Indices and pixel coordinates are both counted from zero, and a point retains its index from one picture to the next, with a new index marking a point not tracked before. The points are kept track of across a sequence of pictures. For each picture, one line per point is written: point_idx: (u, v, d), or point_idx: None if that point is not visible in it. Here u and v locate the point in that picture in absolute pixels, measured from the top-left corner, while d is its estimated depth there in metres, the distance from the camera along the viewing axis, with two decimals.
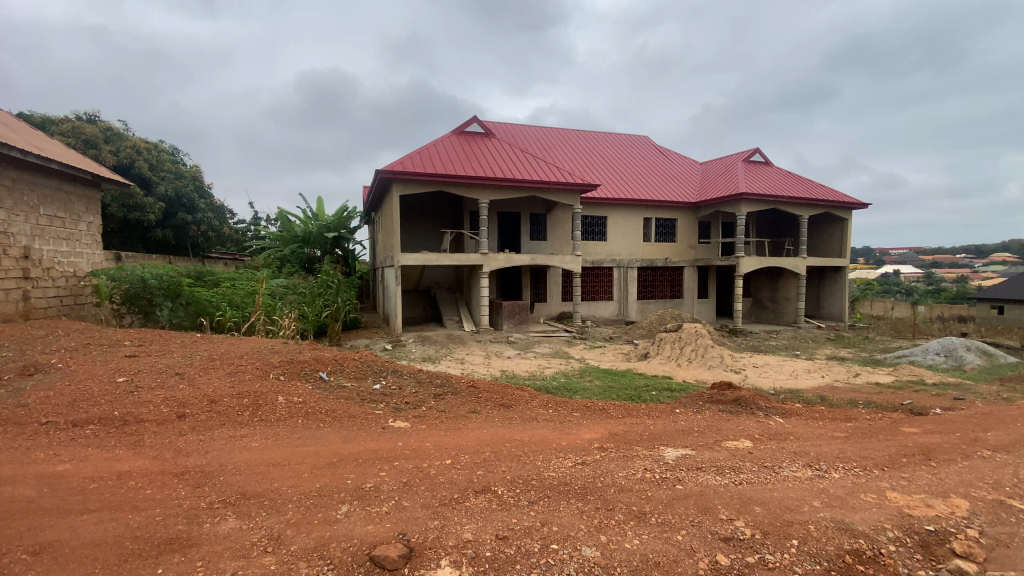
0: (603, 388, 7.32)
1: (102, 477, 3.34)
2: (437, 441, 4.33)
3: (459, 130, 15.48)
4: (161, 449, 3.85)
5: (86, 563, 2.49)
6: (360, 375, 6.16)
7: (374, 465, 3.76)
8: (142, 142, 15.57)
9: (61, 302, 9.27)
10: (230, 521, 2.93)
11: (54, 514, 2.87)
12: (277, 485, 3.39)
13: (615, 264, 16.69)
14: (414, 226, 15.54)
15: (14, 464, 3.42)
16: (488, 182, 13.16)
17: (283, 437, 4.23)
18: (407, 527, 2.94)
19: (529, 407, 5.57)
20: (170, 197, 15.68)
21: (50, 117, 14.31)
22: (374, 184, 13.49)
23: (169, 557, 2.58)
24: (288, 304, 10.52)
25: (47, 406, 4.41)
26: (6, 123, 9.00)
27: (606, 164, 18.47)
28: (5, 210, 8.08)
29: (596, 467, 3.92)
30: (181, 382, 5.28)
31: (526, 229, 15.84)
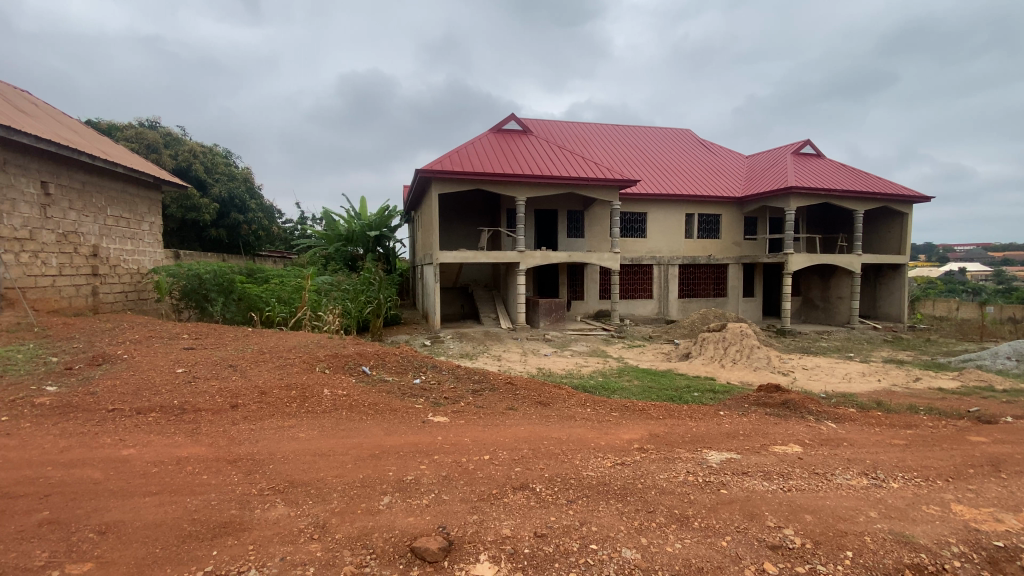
0: (642, 387, 7.19)
1: (163, 462, 3.55)
2: (475, 437, 4.36)
3: (496, 129, 15.53)
4: (216, 437, 4.06)
5: (148, 542, 2.66)
6: (401, 370, 6.29)
7: (415, 458, 3.83)
8: (199, 146, 16.42)
9: (127, 297, 9.95)
10: (280, 508, 3.06)
11: (120, 496, 3.08)
12: (323, 474, 3.51)
13: (655, 261, 16.33)
14: (453, 224, 15.73)
15: (83, 448, 3.68)
16: (526, 179, 13.11)
17: (329, 428, 4.38)
18: (447, 521, 2.98)
19: (567, 405, 5.52)
20: (224, 198, 16.50)
21: (117, 125, 15.34)
22: (415, 184, 13.76)
23: (223, 540, 2.71)
24: (333, 300, 10.84)
25: (114, 394, 4.74)
26: (77, 131, 9.72)
27: (646, 159, 18.12)
28: (76, 211, 8.71)
29: (637, 468, 3.85)
30: (234, 374, 5.55)
31: (564, 226, 15.73)
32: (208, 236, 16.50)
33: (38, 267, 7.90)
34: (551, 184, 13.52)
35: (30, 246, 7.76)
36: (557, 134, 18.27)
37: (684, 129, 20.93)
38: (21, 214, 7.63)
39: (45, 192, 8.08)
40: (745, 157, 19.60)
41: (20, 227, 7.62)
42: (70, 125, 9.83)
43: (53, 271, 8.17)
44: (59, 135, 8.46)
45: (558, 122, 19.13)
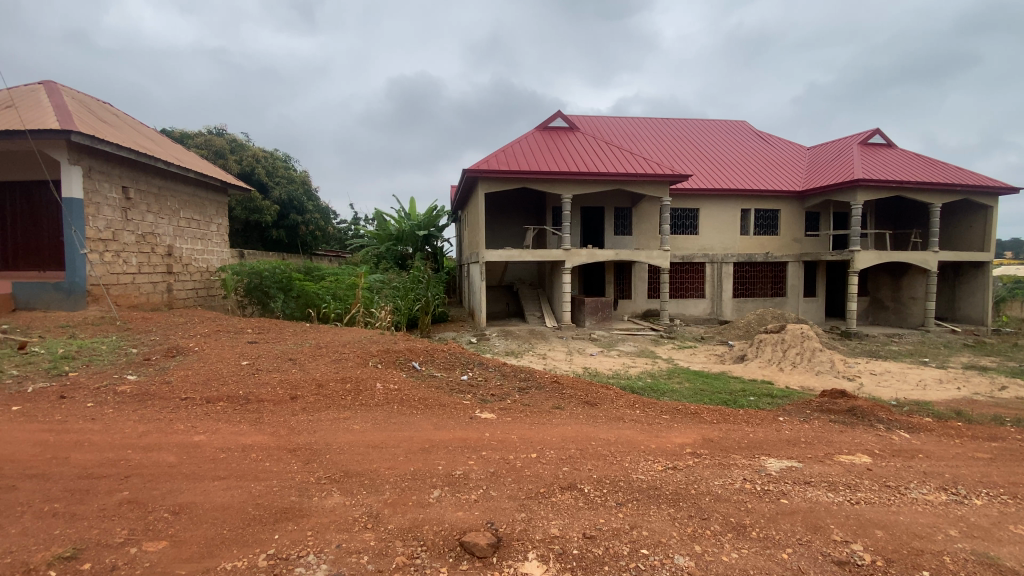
0: (693, 390, 6.96)
1: (230, 448, 3.77)
2: (522, 434, 4.36)
3: (543, 126, 15.47)
4: (277, 426, 4.28)
5: (217, 524, 2.83)
6: (449, 366, 6.39)
7: (463, 453, 3.87)
8: (262, 151, 17.33)
9: (198, 293, 10.69)
10: (336, 497, 3.17)
11: (193, 479, 3.30)
12: (376, 466, 3.61)
13: (707, 259, 15.77)
14: (499, 223, 15.82)
15: (160, 433, 3.98)
16: (573, 176, 12.98)
17: (381, 421, 4.51)
18: (495, 517, 3.00)
19: (615, 406, 5.42)
20: (284, 201, 17.36)
21: (189, 134, 16.49)
22: (462, 184, 13.94)
23: (284, 525, 2.85)
24: (385, 297, 11.15)
25: (186, 383, 5.09)
26: (154, 140, 10.51)
27: (698, 153, 17.51)
28: (153, 214, 9.41)
29: (689, 473, 3.72)
30: (293, 367, 5.83)
31: (611, 223, 15.47)
32: (270, 236, 17.45)
33: (119, 265, 8.56)
34: (598, 181, 13.32)
35: (113, 246, 8.43)
36: (605, 130, 17.99)
37: (740, 121, 20.06)
38: (105, 217, 8.29)
39: (125, 196, 8.75)
40: (806, 149, 18.55)
41: (105, 228, 8.27)
42: (148, 134, 10.63)
43: (132, 269, 8.85)
44: (138, 144, 9.18)
45: (606, 118, 18.84)
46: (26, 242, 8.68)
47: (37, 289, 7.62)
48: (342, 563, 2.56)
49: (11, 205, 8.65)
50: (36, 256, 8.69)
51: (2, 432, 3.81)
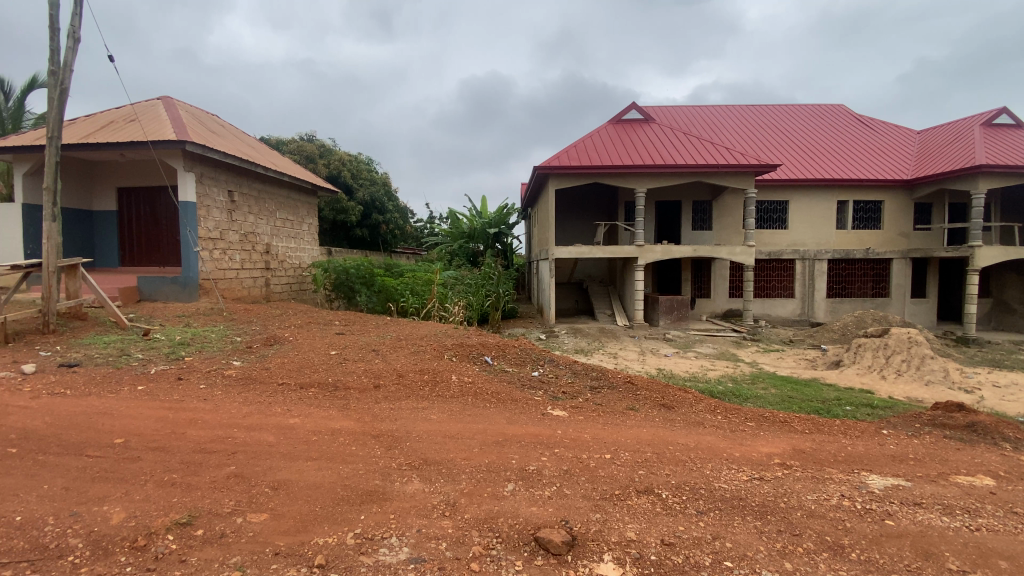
0: (780, 397, 6.50)
1: (321, 432, 4.06)
2: (595, 434, 4.30)
3: (616, 119, 15.08)
4: (363, 413, 4.55)
5: (310, 501, 3.06)
6: (520, 362, 6.44)
7: (536, 449, 3.89)
8: (347, 155, 18.41)
9: (291, 287, 11.65)
10: (415, 483, 3.31)
11: (289, 458, 3.59)
12: (452, 456, 3.72)
13: (796, 256, 14.63)
14: (569, 219, 15.70)
15: (262, 415, 4.37)
16: (648, 170, 12.57)
17: (457, 412, 4.64)
18: (569, 515, 2.98)
19: (694, 410, 5.18)
20: (367, 201, 18.38)
21: (284, 141, 17.89)
22: (533, 181, 13.97)
23: (369, 507, 3.02)
24: (458, 293, 11.46)
25: (282, 369, 5.56)
26: (255, 147, 11.52)
27: (786, 141, 16.27)
28: (253, 215, 10.33)
29: (778, 485, 3.47)
30: (376, 357, 6.16)
31: (689, 218, 14.81)
32: (354, 235, 18.58)
33: (225, 262, 9.48)
34: (674, 174, 12.83)
35: (220, 244, 9.33)
36: (683, 120, 17.23)
37: (835, 105, 18.42)
38: (214, 219, 9.20)
39: (230, 199, 9.66)
40: (915, 132, 16.67)
41: (214, 229, 9.19)
42: (250, 142, 11.66)
43: (236, 265, 9.77)
44: (242, 151, 10.09)
45: (684, 108, 18.06)
46: (150, 241, 9.85)
47: (158, 282, 8.62)
48: (422, 548, 2.66)
49: (138, 209, 9.85)
50: (158, 254, 9.85)
51: (135, 407, 4.38)
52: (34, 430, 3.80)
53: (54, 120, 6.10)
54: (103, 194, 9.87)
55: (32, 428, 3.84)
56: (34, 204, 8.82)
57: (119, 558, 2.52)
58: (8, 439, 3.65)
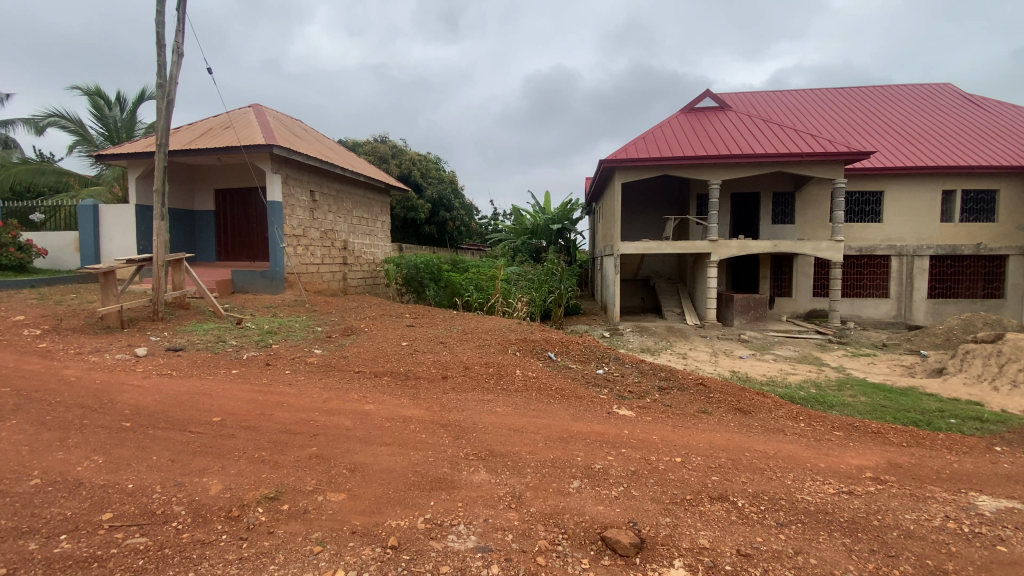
0: (871, 405, 5.96)
1: (394, 418, 4.25)
2: (664, 436, 4.16)
3: (688, 108, 14.46)
4: (431, 402, 4.70)
5: (384, 484, 3.21)
6: (584, 359, 6.38)
7: (602, 448, 3.82)
8: (418, 155, 19.04)
9: (365, 282, 12.30)
10: (482, 473, 3.38)
11: (364, 443, 3.78)
12: (518, 449, 3.75)
13: (892, 251, 13.33)
14: (636, 214, 15.28)
15: (340, 400, 4.64)
16: (722, 161, 11.95)
17: (522, 406, 4.68)
18: (637, 517, 2.91)
19: (774, 416, 4.88)
20: (435, 199, 18.94)
21: (359, 142, 18.78)
22: (599, 174, 13.72)
23: (438, 493, 3.12)
24: (521, 289, 11.44)
25: (358, 358, 5.88)
26: (334, 149, 12.23)
27: (880, 126, 14.85)
28: (332, 214, 10.99)
29: (870, 501, 3.19)
30: (443, 349, 6.35)
31: (768, 212, 13.93)
32: (423, 231, 19.21)
33: (307, 257, 10.14)
34: (752, 165, 12.12)
35: (303, 240, 10.00)
36: (761, 106, 16.21)
37: (941, 84, 16.57)
38: (298, 217, 9.86)
39: (312, 199, 10.32)
40: None
41: (297, 227, 9.86)
42: (330, 145, 12.39)
43: (317, 260, 10.43)
44: (322, 153, 10.75)
45: (762, 94, 16.98)
46: (242, 238, 10.73)
47: (249, 276, 9.35)
48: (489, 538, 2.71)
49: (232, 208, 10.77)
50: (249, 250, 10.72)
51: (230, 389, 4.81)
52: (144, 407, 4.26)
53: (161, 129, 6.78)
54: (202, 195, 10.87)
55: (144, 404, 4.31)
56: (145, 205, 9.87)
57: (216, 526, 2.77)
58: (124, 414, 4.12)
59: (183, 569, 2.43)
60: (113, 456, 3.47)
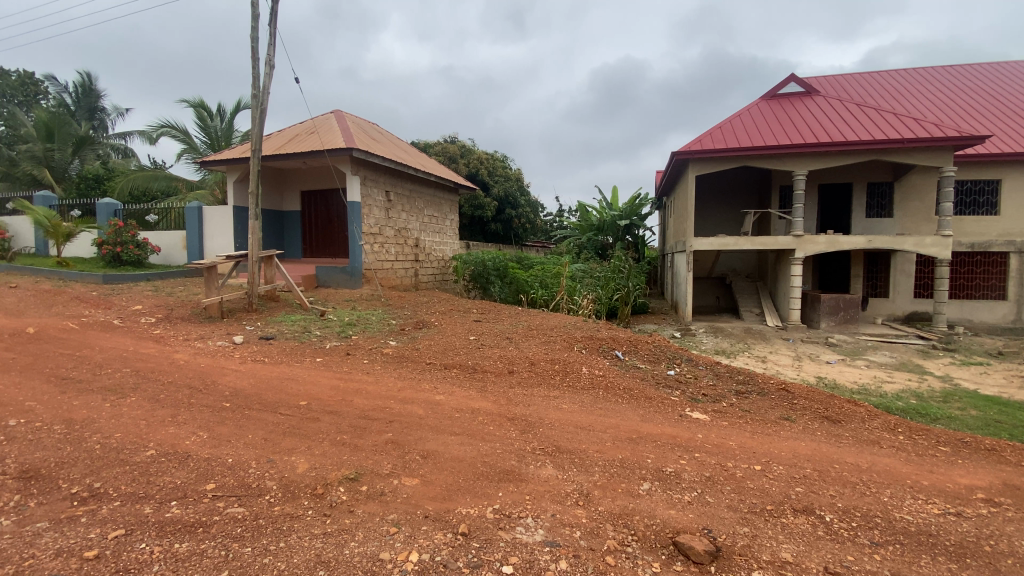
0: (983, 420, 5.30)
1: (463, 410, 4.37)
2: (742, 442, 3.95)
3: (771, 95, 13.56)
4: (499, 396, 4.78)
5: (454, 473, 3.31)
6: (654, 359, 6.20)
7: (674, 451, 3.70)
8: (485, 153, 19.31)
9: (435, 278, 12.74)
10: (549, 468, 3.39)
11: (434, 431, 3.92)
12: (585, 447, 3.72)
13: (1011, 248, 11.80)
14: (710, 209, 14.58)
15: (413, 390, 4.84)
16: (809, 150, 11.11)
17: (589, 404, 4.64)
18: (712, 525, 2.79)
19: (868, 427, 4.48)
20: (501, 197, 19.17)
21: (429, 143, 19.38)
22: (671, 168, 13.22)
23: (506, 485, 3.18)
24: (587, 286, 11.22)
25: (429, 351, 6.10)
26: (407, 150, 12.71)
27: (1000, 106, 13.13)
28: (405, 213, 11.45)
29: (983, 525, 2.85)
30: (510, 344, 6.43)
31: (861, 205, 12.79)
32: (489, 229, 19.52)
33: (383, 254, 10.64)
34: (843, 153, 11.16)
35: (379, 238, 10.50)
36: (854, 89, 14.86)
37: None
38: (375, 216, 10.37)
39: (387, 199, 10.81)
40: None
41: (374, 225, 10.37)
42: (403, 146, 12.89)
43: (391, 257, 10.92)
44: (397, 154, 11.21)
45: (855, 76, 15.57)
46: (324, 236, 11.48)
47: (331, 271, 9.97)
48: (557, 533, 2.72)
49: (315, 208, 11.53)
50: (330, 247, 11.44)
51: (314, 375, 5.16)
52: (241, 389, 4.69)
53: (256, 136, 7.38)
54: (289, 196, 11.72)
55: (241, 387, 4.74)
56: (242, 206, 10.81)
57: (304, 501, 3.00)
58: (224, 395, 4.55)
59: (274, 538, 2.65)
60: (215, 432, 3.85)
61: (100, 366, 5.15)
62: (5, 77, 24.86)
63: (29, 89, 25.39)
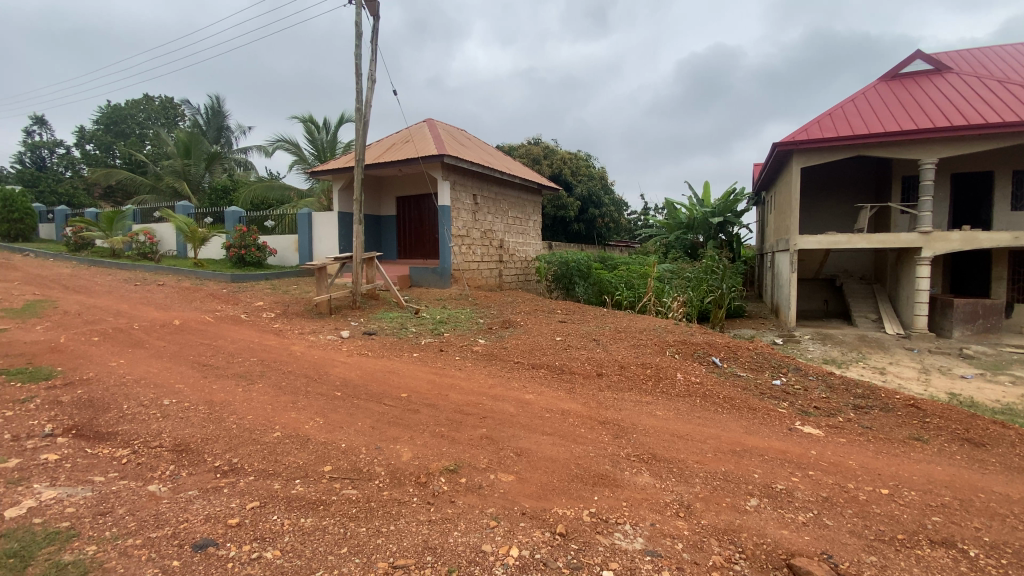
0: None
1: (553, 410, 4.39)
2: (864, 462, 3.58)
3: (890, 75, 12.14)
4: (588, 398, 4.74)
5: (549, 472, 3.35)
6: (756, 367, 5.81)
7: (784, 467, 3.44)
8: (568, 153, 19.19)
9: (519, 278, 12.94)
10: (646, 476, 3.30)
11: (526, 430, 3.98)
12: (683, 456, 3.58)
13: None
14: (816, 205, 13.36)
15: (504, 388, 4.95)
16: (939, 135, 9.80)
17: (685, 412, 4.45)
18: (832, 549, 2.56)
19: (1021, 454, 3.85)
20: (585, 196, 19.01)
21: (514, 146, 19.69)
22: (771, 161, 12.27)
23: (601, 489, 3.14)
24: (677, 288, 10.65)
25: (517, 350, 6.20)
26: (493, 154, 13.02)
27: None
28: (491, 215, 11.74)
29: None
30: (598, 346, 6.34)
31: (1006, 196, 11.05)
32: (572, 229, 19.42)
33: (470, 255, 10.99)
34: (985, 136, 9.72)
35: (466, 240, 10.86)
36: (996, 62, 12.88)
37: None
38: (463, 219, 10.76)
39: (474, 202, 11.16)
40: None
41: (462, 228, 10.75)
42: (489, 150, 13.22)
43: (478, 257, 11.26)
44: (483, 159, 11.53)
45: (996, 48, 13.50)
46: (417, 238, 12.11)
47: (422, 271, 10.49)
48: (657, 543, 2.64)
49: (409, 213, 12.20)
50: (422, 248, 12.06)
51: (411, 369, 5.47)
52: (349, 379, 5.10)
53: (359, 146, 7.94)
54: (386, 201, 12.49)
55: (349, 377, 5.16)
56: (345, 212, 11.71)
57: (409, 488, 3.18)
58: (336, 384, 4.97)
59: (385, 522, 2.84)
60: (329, 418, 4.22)
61: (232, 355, 5.85)
62: (152, 103, 28.99)
63: (170, 113, 29.38)
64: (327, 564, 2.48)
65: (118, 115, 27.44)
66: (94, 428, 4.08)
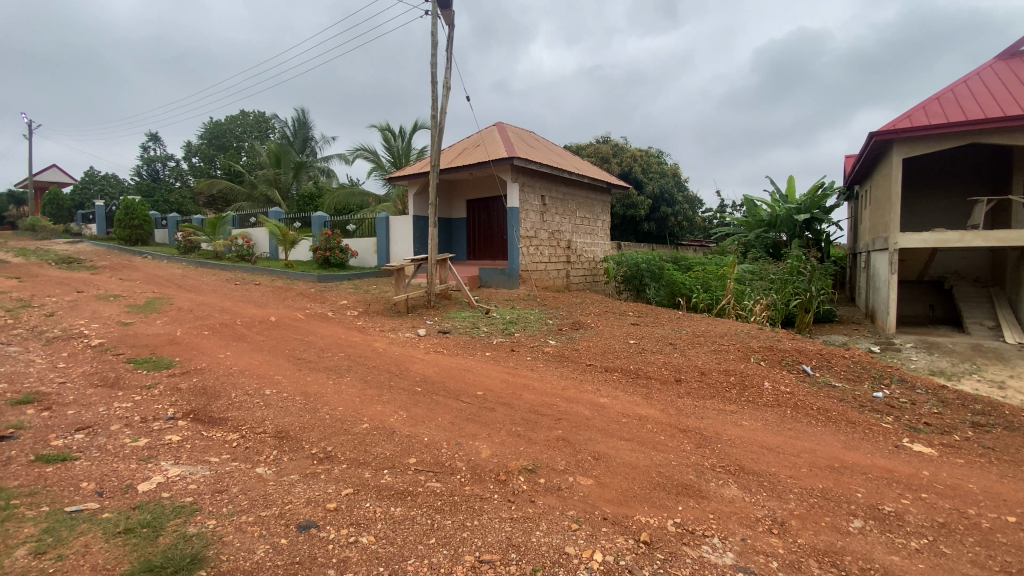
0: None
1: (630, 415, 4.31)
2: (988, 486, 3.20)
3: (1011, 52, 10.72)
4: (666, 404, 4.61)
5: (629, 478, 3.30)
6: (853, 377, 5.37)
7: (891, 487, 3.16)
8: (639, 150, 18.70)
9: (587, 278, 12.84)
10: (734, 489, 3.16)
11: (604, 434, 3.94)
12: (774, 470, 3.39)
13: None
14: (919, 199, 12.11)
15: (578, 390, 4.92)
16: None
17: (773, 423, 4.21)
18: None
19: None
20: (656, 194, 18.48)
21: (582, 146, 19.51)
22: (865, 152, 11.24)
23: (686, 499, 3.05)
24: (758, 290, 10.07)
25: (590, 352, 6.14)
26: (561, 154, 12.99)
27: None
28: (559, 216, 11.74)
29: None
30: (674, 351, 6.14)
31: None
32: (642, 228, 18.93)
33: (538, 256, 11.05)
34: None
35: (534, 241, 10.94)
36: None
37: None
38: (531, 220, 10.84)
39: (542, 203, 11.21)
40: None
41: (530, 229, 10.83)
42: (557, 150, 13.22)
43: (546, 258, 11.30)
44: (552, 160, 11.55)
45: None
46: (487, 239, 12.35)
47: (492, 272, 10.69)
48: (749, 559, 2.53)
49: (479, 214, 12.47)
50: (491, 249, 12.29)
51: (485, 368, 5.59)
52: (428, 376, 5.30)
53: (433, 151, 8.24)
54: (457, 204, 12.85)
55: (428, 374, 5.37)
56: (419, 215, 12.19)
57: (490, 485, 3.27)
58: (416, 381, 5.19)
59: (469, 516, 2.93)
60: (412, 413, 4.42)
61: (322, 350, 6.29)
62: (247, 118, 31.75)
63: (262, 126, 31.99)
64: (418, 553, 2.61)
65: (219, 130, 30.30)
66: (208, 414, 4.55)
